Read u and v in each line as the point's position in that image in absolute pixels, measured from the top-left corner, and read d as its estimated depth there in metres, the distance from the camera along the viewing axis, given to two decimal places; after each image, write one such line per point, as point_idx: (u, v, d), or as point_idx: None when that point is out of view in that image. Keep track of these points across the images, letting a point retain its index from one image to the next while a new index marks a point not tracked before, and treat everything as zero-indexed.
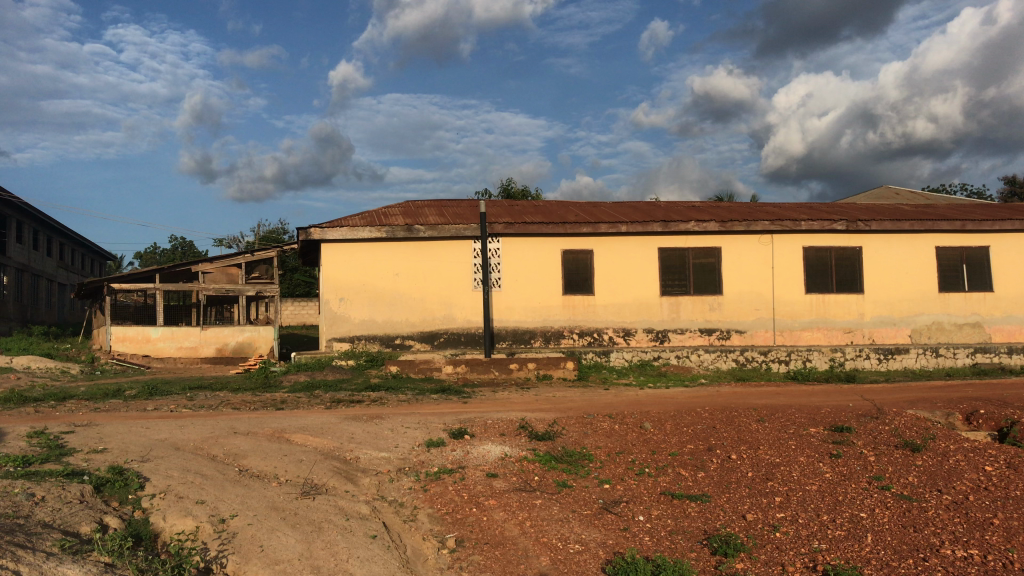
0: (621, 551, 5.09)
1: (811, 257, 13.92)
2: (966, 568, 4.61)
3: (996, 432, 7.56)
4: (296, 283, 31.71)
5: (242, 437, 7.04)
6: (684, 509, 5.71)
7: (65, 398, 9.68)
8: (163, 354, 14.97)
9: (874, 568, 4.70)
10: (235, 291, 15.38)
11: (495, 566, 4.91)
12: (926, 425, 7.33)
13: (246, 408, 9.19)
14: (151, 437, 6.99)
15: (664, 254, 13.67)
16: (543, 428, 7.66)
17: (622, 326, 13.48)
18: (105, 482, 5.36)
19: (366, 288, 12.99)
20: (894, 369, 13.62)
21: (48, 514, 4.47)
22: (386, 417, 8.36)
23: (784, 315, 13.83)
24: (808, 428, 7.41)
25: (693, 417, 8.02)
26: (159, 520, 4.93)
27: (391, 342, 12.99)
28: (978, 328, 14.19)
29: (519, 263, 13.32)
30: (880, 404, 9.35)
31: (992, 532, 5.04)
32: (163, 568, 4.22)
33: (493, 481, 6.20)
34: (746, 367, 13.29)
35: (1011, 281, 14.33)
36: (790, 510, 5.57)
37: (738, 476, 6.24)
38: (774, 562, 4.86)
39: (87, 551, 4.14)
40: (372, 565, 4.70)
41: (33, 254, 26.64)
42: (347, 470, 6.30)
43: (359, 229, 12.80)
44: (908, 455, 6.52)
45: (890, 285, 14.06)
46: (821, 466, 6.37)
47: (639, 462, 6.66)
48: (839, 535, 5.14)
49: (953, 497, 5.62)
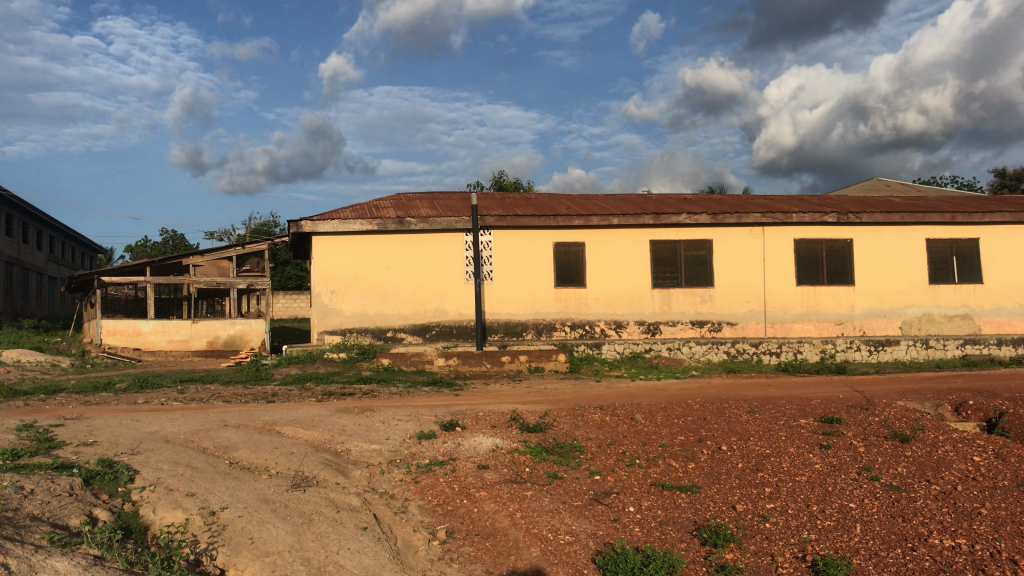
0: (611, 542, 5.12)
1: (802, 250, 13.98)
2: (953, 558, 4.66)
3: (985, 423, 7.64)
4: (288, 276, 31.67)
5: (233, 430, 7.02)
6: (674, 500, 5.74)
7: (55, 391, 9.65)
8: (155, 347, 14.88)
9: (863, 559, 4.75)
10: (226, 284, 15.25)
11: (486, 558, 4.93)
12: (915, 416, 7.37)
13: (238, 400, 9.19)
14: (142, 430, 6.97)
15: (656, 246, 13.68)
16: (534, 420, 7.69)
17: (614, 318, 13.51)
18: (95, 475, 5.35)
19: (357, 281, 12.96)
20: (884, 360, 13.74)
21: (37, 507, 4.46)
22: (378, 409, 8.38)
23: (775, 307, 13.89)
24: (798, 420, 7.45)
25: (683, 408, 8.06)
26: (149, 513, 4.92)
27: (383, 335, 12.98)
28: (968, 320, 14.29)
29: (510, 255, 13.31)
30: (870, 395, 9.43)
31: (980, 522, 5.09)
32: (153, 560, 4.23)
33: (484, 473, 6.21)
34: (737, 359, 13.41)
35: (1001, 273, 14.43)
36: (780, 501, 5.61)
37: (728, 467, 6.27)
38: (763, 553, 4.91)
39: (76, 543, 4.14)
40: (363, 557, 4.71)
41: (23, 247, 26.49)
42: (338, 462, 6.30)
43: (351, 221, 12.78)
44: (897, 446, 6.57)
45: (881, 277, 14.13)
46: (811, 457, 6.40)
47: (630, 453, 6.68)
48: (828, 526, 5.19)
49: (941, 488, 5.68)
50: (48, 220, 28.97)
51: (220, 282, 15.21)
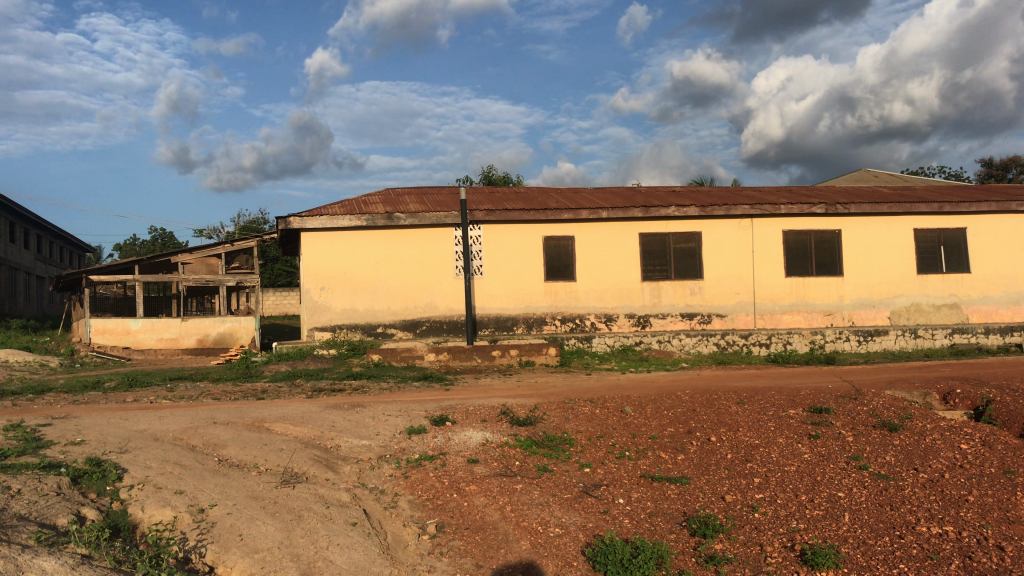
0: (600, 534, 5.16)
1: (791, 240, 14.04)
2: (941, 545, 4.72)
3: (972, 410, 7.74)
4: (277, 274, 31.81)
5: (222, 427, 6.99)
6: (664, 491, 5.78)
7: (44, 390, 9.58)
8: (145, 346, 14.80)
9: (851, 547, 4.80)
10: (215, 281, 15.13)
11: (476, 551, 4.95)
12: (903, 405, 7.44)
13: (228, 398, 9.16)
14: (129, 429, 6.92)
15: (644, 239, 13.72)
16: (524, 414, 7.73)
17: (604, 311, 13.56)
18: (83, 474, 5.34)
19: (347, 277, 12.92)
20: (874, 350, 13.85)
21: (24, 507, 4.43)
22: (367, 405, 8.36)
23: (764, 298, 13.96)
24: (787, 410, 7.50)
25: (673, 400, 8.10)
26: (137, 511, 4.92)
27: (373, 331, 12.96)
28: (955, 309, 14.43)
29: (500, 249, 13.31)
30: (858, 386, 9.51)
31: (967, 509, 5.16)
32: (140, 559, 4.23)
33: (474, 467, 6.23)
34: (727, 351, 13.51)
35: (987, 262, 14.56)
36: (769, 491, 5.65)
37: (717, 458, 6.31)
38: (752, 542, 4.96)
39: (63, 543, 4.12)
40: (353, 552, 4.72)
41: (9, 248, 26.11)
42: (328, 459, 6.29)
43: (339, 217, 12.70)
44: (886, 435, 6.64)
45: (868, 267, 14.22)
46: (800, 447, 6.46)
47: (620, 445, 6.72)
48: (817, 515, 5.24)
49: (929, 476, 5.74)
50: (32, 220, 28.53)
51: (209, 280, 15.09)
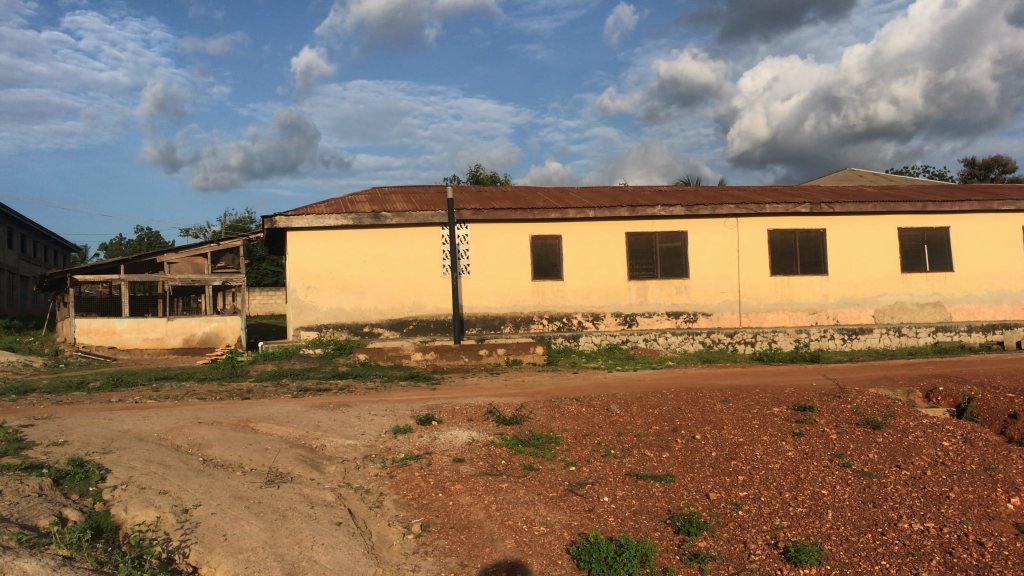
0: (585, 533, 5.19)
1: (776, 240, 14.16)
2: (922, 541, 4.80)
3: (954, 407, 7.82)
4: (264, 273, 31.71)
5: (207, 427, 6.96)
6: (649, 489, 5.82)
7: (26, 391, 9.48)
8: (130, 346, 14.70)
9: (834, 544, 4.86)
10: (201, 280, 15.06)
11: (461, 549, 4.98)
12: (886, 403, 7.52)
13: (213, 397, 9.11)
14: (113, 429, 6.88)
15: (631, 238, 13.78)
16: (510, 412, 7.75)
17: (591, 310, 13.61)
18: (65, 475, 5.30)
19: (334, 276, 12.89)
20: (859, 348, 13.96)
21: (5, 508, 4.41)
22: (354, 404, 8.36)
23: (750, 297, 14.07)
24: (771, 408, 7.57)
25: (658, 398, 8.16)
26: (120, 512, 4.90)
27: (360, 330, 12.94)
28: (938, 307, 14.61)
29: (487, 248, 13.33)
30: (842, 383, 9.59)
31: (947, 505, 5.24)
32: (122, 560, 4.21)
33: (460, 466, 6.25)
34: (713, 349, 13.61)
35: (970, 260, 14.75)
36: (753, 489, 5.71)
37: (702, 456, 6.37)
38: (736, 540, 5.01)
39: (44, 544, 4.10)
40: (337, 552, 4.73)
41: None
42: (313, 458, 6.29)
43: (326, 216, 12.66)
44: (869, 433, 6.72)
45: (853, 266, 14.36)
46: (784, 445, 6.53)
47: (606, 443, 6.77)
48: (800, 512, 5.30)
49: (911, 472, 5.83)
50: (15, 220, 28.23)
51: (194, 279, 15.00)
